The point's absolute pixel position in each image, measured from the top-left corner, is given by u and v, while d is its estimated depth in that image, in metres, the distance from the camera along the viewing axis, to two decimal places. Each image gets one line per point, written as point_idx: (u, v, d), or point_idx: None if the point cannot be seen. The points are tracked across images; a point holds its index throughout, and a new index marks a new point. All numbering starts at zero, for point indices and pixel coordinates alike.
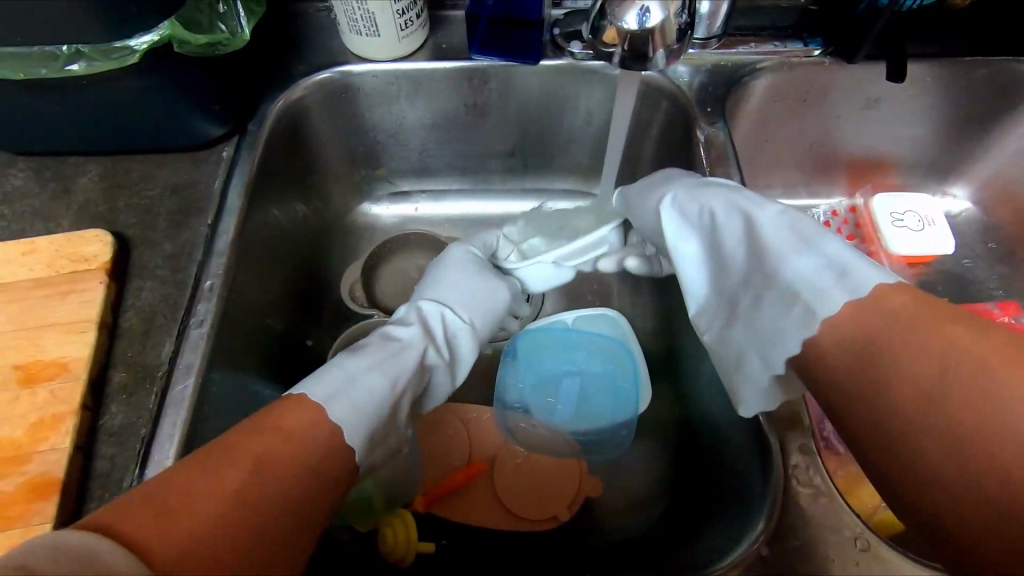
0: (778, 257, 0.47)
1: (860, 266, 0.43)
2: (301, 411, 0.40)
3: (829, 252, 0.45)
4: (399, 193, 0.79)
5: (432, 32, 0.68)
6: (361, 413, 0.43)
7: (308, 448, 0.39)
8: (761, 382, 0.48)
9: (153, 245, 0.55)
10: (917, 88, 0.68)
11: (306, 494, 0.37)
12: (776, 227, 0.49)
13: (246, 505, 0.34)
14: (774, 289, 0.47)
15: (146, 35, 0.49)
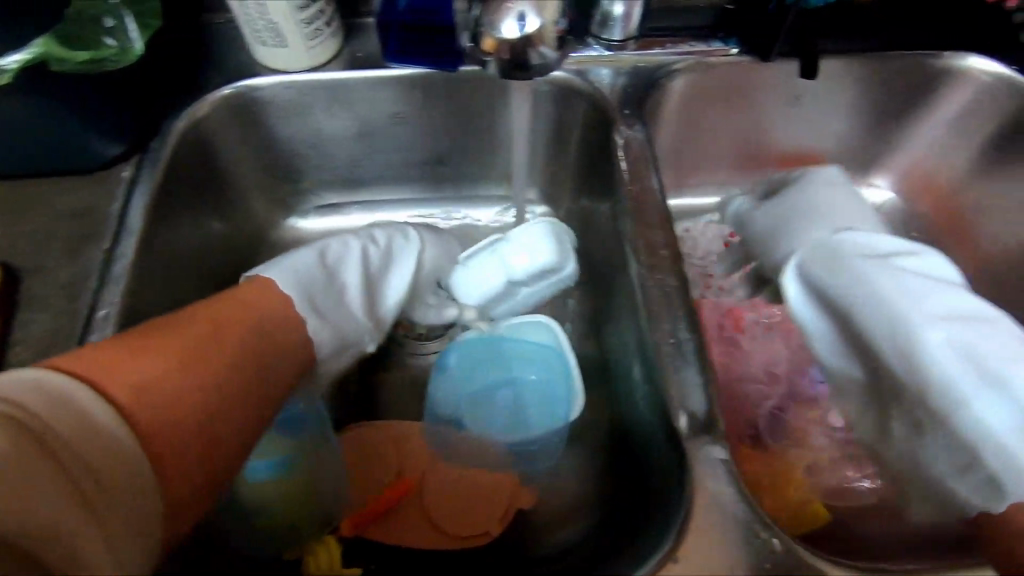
0: (966, 402, 0.50)
1: (1010, 365, 0.50)
2: (261, 293, 0.53)
3: (995, 353, 0.51)
4: (328, 206, 0.76)
5: (346, 40, 0.66)
6: (303, 290, 0.57)
7: (258, 325, 0.50)
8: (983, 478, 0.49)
9: (45, 274, 0.52)
10: (833, 84, 0.69)
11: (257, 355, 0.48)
12: (947, 354, 0.52)
13: (208, 372, 0.44)
14: (958, 421, 0.51)
15: (17, 53, 0.46)
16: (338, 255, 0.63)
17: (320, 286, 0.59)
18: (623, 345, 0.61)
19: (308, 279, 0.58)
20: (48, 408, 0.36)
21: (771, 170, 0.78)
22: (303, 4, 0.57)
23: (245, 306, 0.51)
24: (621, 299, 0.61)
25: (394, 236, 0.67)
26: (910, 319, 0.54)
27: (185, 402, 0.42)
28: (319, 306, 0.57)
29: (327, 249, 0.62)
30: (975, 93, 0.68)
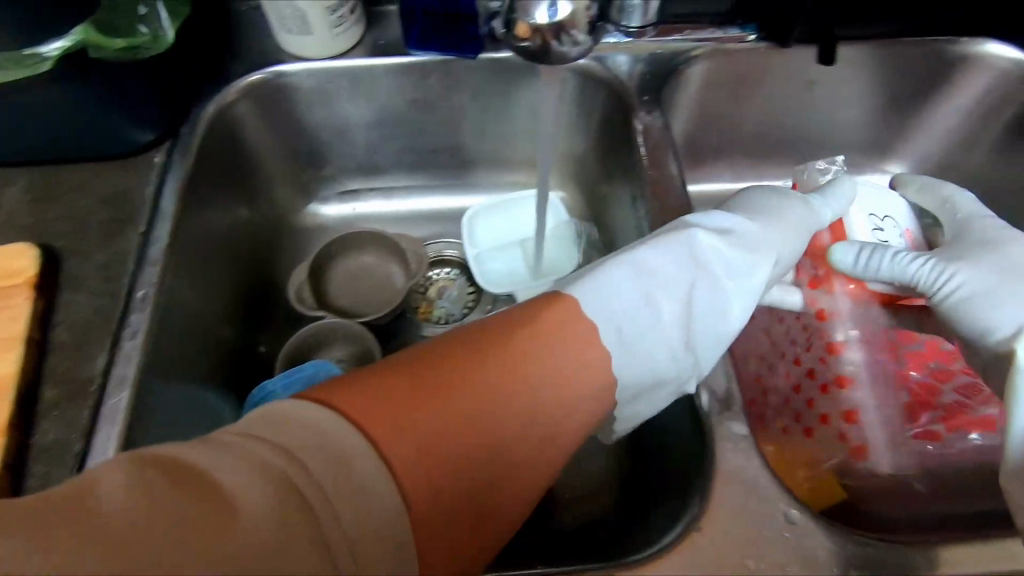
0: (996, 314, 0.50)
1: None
2: (560, 312, 0.43)
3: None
4: (349, 193, 0.78)
5: (369, 28, 0.67)
6: (613, 317, 0.45)
7: (581, 343, 0.42)
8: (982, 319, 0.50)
9: (85, 257, 0.54)
10: (850, 70, 0.69)
11: (555, 387, 0.39)
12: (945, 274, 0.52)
13: (489, 404, 0.35)
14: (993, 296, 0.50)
15: (58, 40, 0.48)
16: (660, 258, 0.50)
17: (634, 322, 0.46)
18: None
19: (634, 309, 0.47)
20: (295, 442, 0.28)
21: (788, 156, 0.79)
22: None
23: (565, 318, 0.43)
24: None
25: (800, 218, 0.56)
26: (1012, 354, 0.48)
27: (480, 434, 0.34)
28: (627, 338, 0.45)
29: (681, 226, 0.53)
30: (997, 80, 0.67)
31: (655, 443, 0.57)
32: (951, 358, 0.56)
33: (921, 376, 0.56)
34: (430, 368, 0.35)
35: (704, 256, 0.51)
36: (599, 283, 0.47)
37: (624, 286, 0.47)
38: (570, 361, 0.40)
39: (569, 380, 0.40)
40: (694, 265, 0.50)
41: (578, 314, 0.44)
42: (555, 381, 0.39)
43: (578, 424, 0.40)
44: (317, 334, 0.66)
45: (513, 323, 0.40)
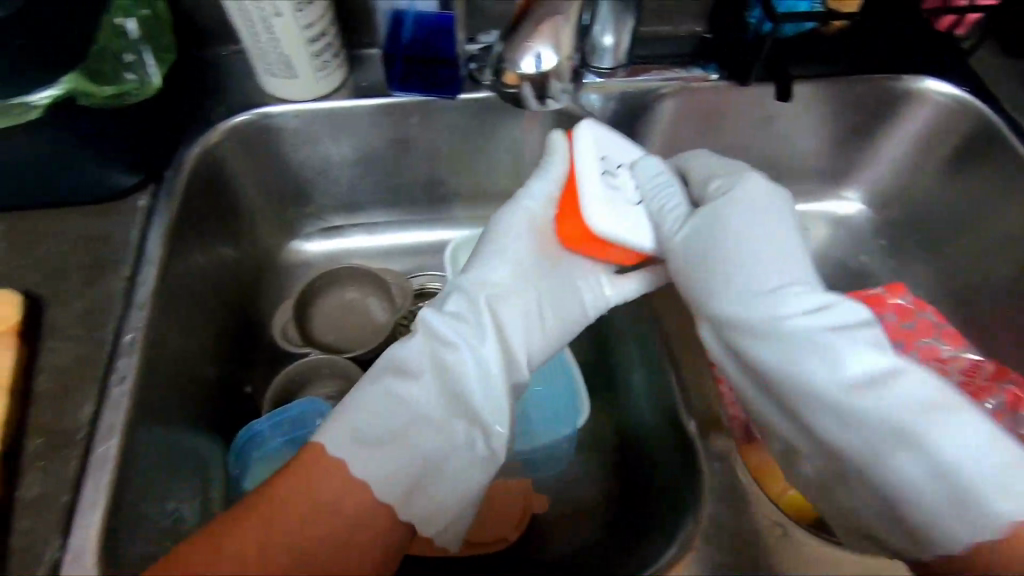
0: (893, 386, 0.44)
1: (975, 495, 0.40)
2: (314, 472, 0.44)
3: (947, 442, 0.40)
4: (332, 229, 0.78)
5: (351, 71, 0.69)
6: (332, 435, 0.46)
7: (317, 510, 0.43)
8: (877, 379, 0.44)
9: (67, 303, 0.53)
10: (805, 105, 0.74)
11: (336, 542, 0.43)
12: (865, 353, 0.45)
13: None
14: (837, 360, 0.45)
15: (46, 90, 0.49)
16: (397, 387, 0.49)
17: (401, 422, 0.48)
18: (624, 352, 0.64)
19: (386, 444, 0.46)
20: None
21: None
22: (313, 38, 0.60)
23: (315, 479, 0.44)
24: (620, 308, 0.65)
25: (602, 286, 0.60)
26: (819, 387, 0.45)
27: None
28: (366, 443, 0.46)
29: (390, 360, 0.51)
30: (935, 112, 0.73)
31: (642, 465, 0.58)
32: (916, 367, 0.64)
33: None
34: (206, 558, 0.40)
35: (436, 351, 0.52)
36: (324, 416, 0.47)
37: (348, 409, 0.48)
38: (329, 527, 0.43)
39: (342, 540, 0.43)
40: (390, 400, 0.49)
41: (329, 458, 0.44)
42: (329, 542, 0.42)
43: (371, 569, 0.44)
44: (304, 370, 0.66)
45: (291, 483, 0.43)
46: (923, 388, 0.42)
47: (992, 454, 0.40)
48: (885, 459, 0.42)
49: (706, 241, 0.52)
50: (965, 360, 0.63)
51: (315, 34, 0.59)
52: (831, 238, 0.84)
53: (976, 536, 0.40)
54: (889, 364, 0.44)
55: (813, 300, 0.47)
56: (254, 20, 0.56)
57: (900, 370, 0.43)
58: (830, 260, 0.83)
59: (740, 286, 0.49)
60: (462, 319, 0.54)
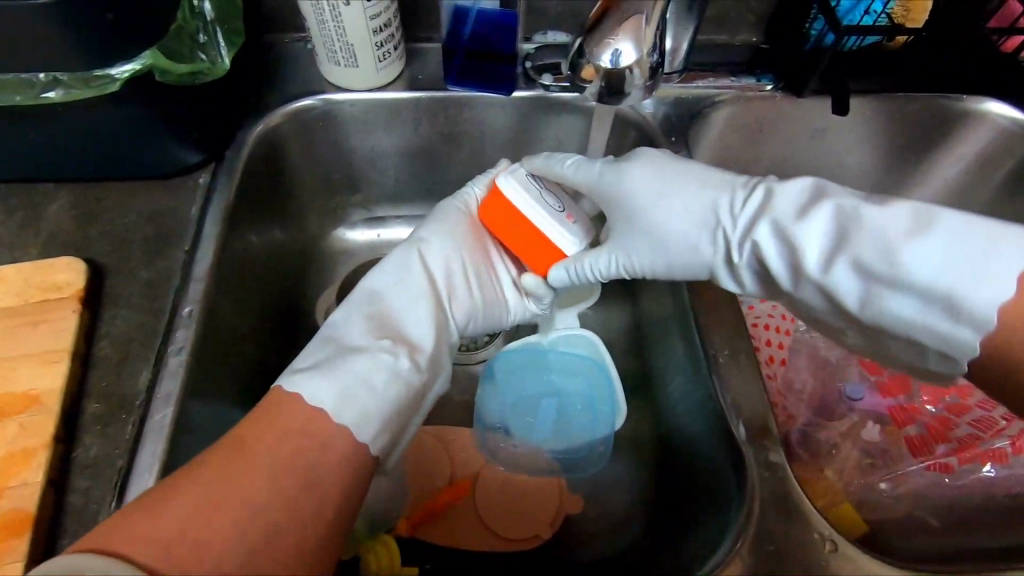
0: (886, 245, 0.43)
1: (970, 286, 0.39)
2: (295, 405, 0.44)
3: (917, 257, 0.41)
4: (376, 219, 0.79)
5: (409, 64, 0.70)
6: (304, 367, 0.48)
7: (301, 434, 0.42)
8: (832, 217, 0.46)
9: (129, 273, 0.55)
10: (859, 120, 0.73)
11: (297, 469, 0.41)
12: (868, 240, 0.43)
13: (203, 519, 0.37)
14: (856, 248, 0.44)
15: (128, 63, 0.49)
16: (341, 335, 0.53)
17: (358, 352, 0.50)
18: (666, 356, 0.63)
19: (332, 376, 0.47)
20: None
21: None
22: (378, 29, 0.61)
23: (290, 414, 0.44)
24: (665, 312, 0.64)
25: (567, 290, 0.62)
26: (790, 279, 0.47)
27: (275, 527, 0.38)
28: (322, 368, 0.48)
29: (345, 313, 0.55)
30: (994, 134, 0.72)
31: (682, 472, 0.58)
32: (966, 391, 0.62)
33: (938, 410, 0.62)
34: (161, 499, 0.37)
35: (388, 300, 0.57)
36: (305, 359, 0.50)
37: (316, 353, 0.51)
38: (293, 452, 0.41)
39: (303, 467, 0.41)
40: (337, 345, 0.52)
41: (290, 395, 0.45)
42: (291, 467, 0.41)
43: (342, 505, 0.42)
44: None
45: (252, 427, 0.42)
46: (885, 225, 0.44)
47: (957, 245, 0.41)
48: (875, 304, 0.43)
49: (642, 223, 0.55)
50: None
51: (379, 24, 0.60)
52: None
53: (999, 304, 0.39)
54: (837, 232, 0.45)
55: (754, 202, 0.50)
56: (323, 8, 0.57)
57: (855, 224, 0.45)
58: None
59: (660, 240, 0.54)
60: (394, 277, 0.58)
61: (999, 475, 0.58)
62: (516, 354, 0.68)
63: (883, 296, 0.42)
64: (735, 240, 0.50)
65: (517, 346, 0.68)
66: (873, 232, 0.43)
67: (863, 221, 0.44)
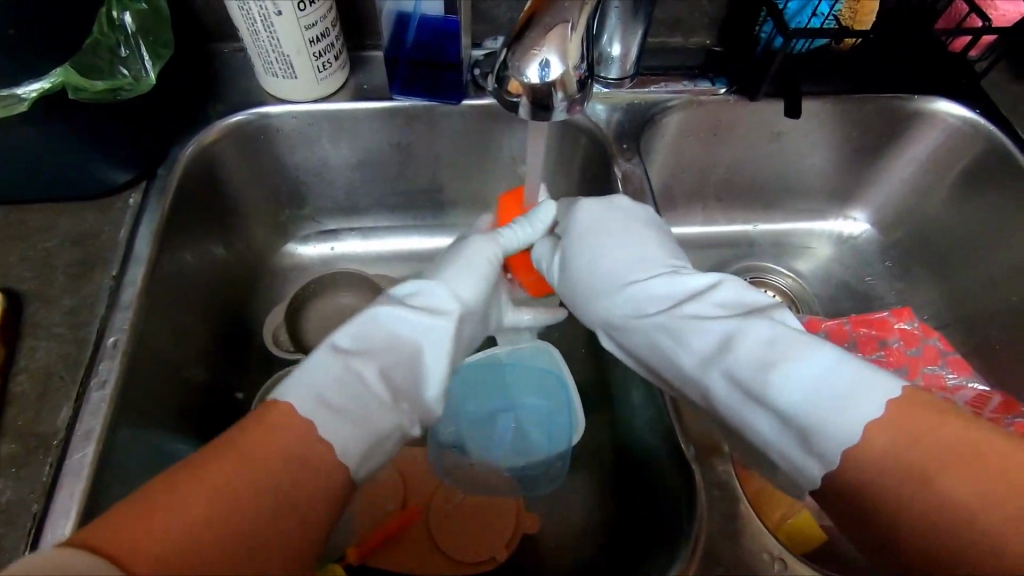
0: (762, 366, 0.45)
1: (828, 419, 0.41)
2: (290, 421, 0.42)
3: (788, 383, 0.43)
4: (328, 232, 0.77)
5: (353, 73, 0.68)
6: (314, 394, 0.45)
7: (296, 446, 0.41)
8: (722, 326, 0.48)
9: (51, 301, 0.52)
10: (813, 122, 0.73)
11: (288, 481, 0.39)
12: (746, 354, 0.46)
13: (204, 532, 0.35)
14: (730, 362, 0.46)
15: (36, 82, 0.47)
16: (359, 363, 0.49)
17: (357, 392, 0.47)
18: (622, 369, 0.62)
19: (344, 414, 0.45)
20: None
21: (756, 200, 0.82)
22: (315, 38, 0.58)
23: (289, 421, 0.42)
24: None
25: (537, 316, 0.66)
26: (679, 370, 0.50)
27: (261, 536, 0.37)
28: (332, 403, 0.45)
29: (345, 341, 0.50)
30: (946, 133, 0.72)
31: (637, 488, 0.57)
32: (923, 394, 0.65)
33: None
34: (153, 505, 0.35)
35: (409, 328, 0.53)
36: (311, 376, 0.46)
37: (320, 374, 0.47)
38: (289, 461, 0.40)
39: (294, 478, 0.40)
40: (350, 373, 0.48)
41: (297, 416, 0.43)
42: (284, 483, 0.39)
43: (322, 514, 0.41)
44: None
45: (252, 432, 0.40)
46: (775, 338, 0.46)
47: (824, 380, 0.42)
48: (744, 416, 0.46)
49: (575, 279, 0.57)
50: (972, 392, 0.65)
51: (316, 33, 0.58)
52: (836, 257, 0.83)
53: (847, 445, 0.40)
54: (726, 336, 0.48)
55: (667, 287, 0.53)
56: (254, 18, 0.54)
57: (742, 332, 0.47)
58: (835, 280, 0.82)
59: (591, 302, 0.57)
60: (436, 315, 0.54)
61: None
62: (473, 369, 0.66)
63: (750, 405, 0.45)
64: (656, 306, 0.53)
65: (475, 360, 0.66)
66: (764, 350, 0.45)
67: (747, 328, 0.47)
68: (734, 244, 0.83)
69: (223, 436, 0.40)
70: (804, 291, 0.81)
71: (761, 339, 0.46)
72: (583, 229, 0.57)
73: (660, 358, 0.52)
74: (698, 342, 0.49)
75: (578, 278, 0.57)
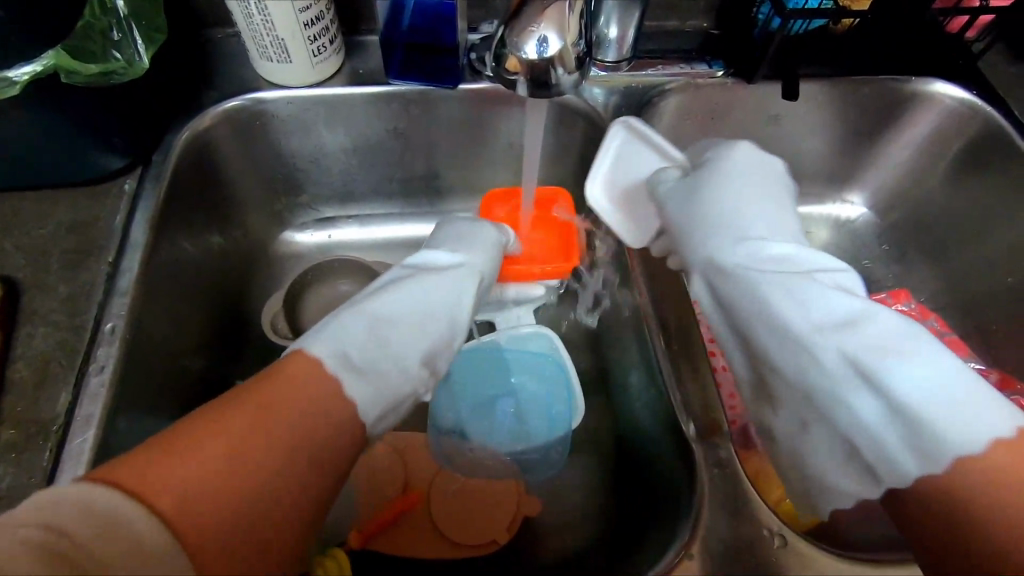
0: (884, 353, 0.42)
1: (951, 419, 0.38)
2: (307, 365, 0.42)
3: (907, 374, 0.41)
4: (325, 219, 0.77)
5: (349, 58, 0.67)
6: (338, 347, 0.45)
7: (313, 398, 0.40)
8: (853, 304, 0.46)
9: (47, 288, 0.52)
10: (811, 105, 0.73)
11: (307, 430, 0.38)
12: (864, 339, 0.43)
13: (225, 473, 0.34)
14: (851, 338, 0.44)
15: (27, 65, 0.46)
16: (375, 320, 0.50)
17: (372, 348, 0.47)
18: (622, 353, 0.62)
19: (362, 369, 0.45)
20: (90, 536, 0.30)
21: None
22: (309, 22, 0.58)
23: (308, 371, 0.42)
24: (622, 309, 0.63)
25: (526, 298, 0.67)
26: (789, 331, 0.47)
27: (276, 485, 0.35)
28: (353, 360, 0.45)
29: (359, 302, 0.51)
30: (943, 115, 0.72)
31: (637, 470, 0.57)
32: None
33: None
34: (171, 447, 0.34)
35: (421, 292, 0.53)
36: (330, 329, 0.47)
37: (340, 329, 0.47)
38: (306, 409, 0.39)
39: (312, 427, 0.38)
40: (370, 330, 0.49)
41: (315, 368, 0.42)
42: (301, 428, 0.38)
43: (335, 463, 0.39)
44: None
45: (268, 384, 0.39)
46: (899, 329, 0.43)
47: (951, 383, 0.40)
48: (846, 399, 0.43)
49: (693, 210, 0.55)
50: (969, 370, 0.65)
51: (311, 17, 0.57)
52: (833, 241, 0.83)
53: (969, 453, 0.37)
54: (855, 313, 0.45)
55: (791, 253, 0.51)
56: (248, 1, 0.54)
57: (871, 316, 0.44)
58: None
59: (702, 237, 0.54)
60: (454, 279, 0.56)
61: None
62: (473, 355, 0.66)
63: (862, 382, 0.43)
64: (767, 266, 0.50)
65: (474, 346, 0.66)
66: (892, 333, 0.43)
67: (879, 313, 0.44)
68: None
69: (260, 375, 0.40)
70: None
71: (887, 325, 0.44)
72: (723, 169, 0.56)
73: (762, 316, 0.49)
74: (812, 309, 0.47)
75: (702, 206, 0.54)
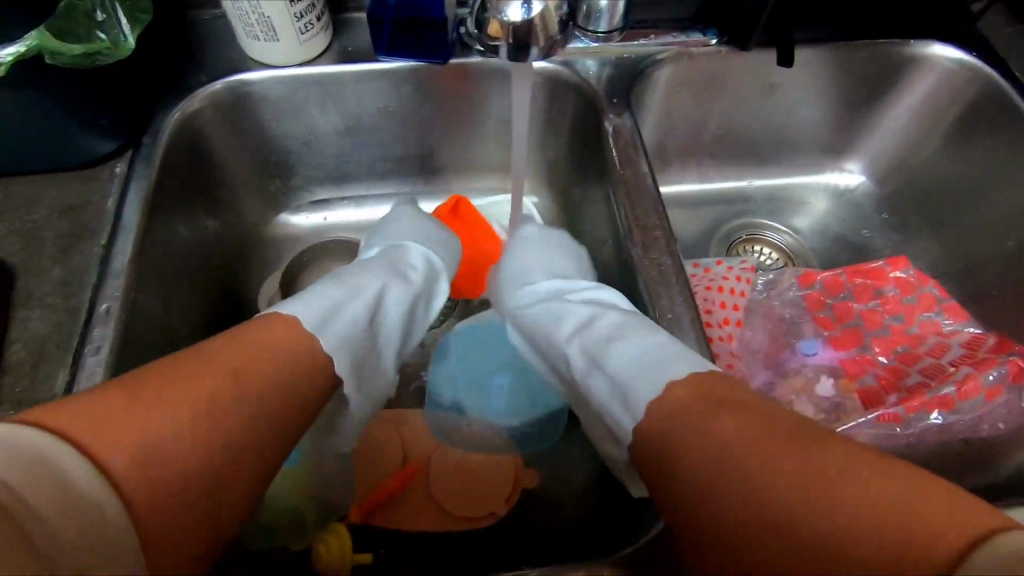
0: (609, 339, 0.51)
1: (646, 380, 0.45)
2: (290, 331, 0.44)
3: (628, 349, 0.48)
4: (320, 202, 0.77)
5: (337, 36, 0.67)
6: (343, 343, 0.47)
7: (272, 363, 0.41)
8: (605, 314, 0.54)
9: (42, 272, 0.52)
10: (806, 71, 0.72)
11: (260, 395, 0.39)
12: (603, 338, 0.51)
13: (177, 436, 0.35)
14: (610, 347, 0.50)
15: (10, 46, 0.46)
16: (366, 303, 0.53)
17: (364, 337, 0.51)
18: None
19: (357, 352, 0.49)
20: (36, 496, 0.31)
21: (750, 156, 0.81)
22: None
23: (269, 335, 0.43)
24: (616, 281, 0.63)
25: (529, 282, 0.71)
26: (556, 341, 0.56)
27: (228, 449, 0.37)
28: (358, 359, 0.49)
29: (353, 282, 0.54)
30: (942, 78, 0.71)
31: None
32: (916, 341, 0.66)
33: (889, 360, 0.65)
34: (127, 405, 0.35)
35: (397, 283, 0.58)
36: (323, 302, 0.49)
37: (342, 308, 0.50)
38: (261, 372, 0.40)
39: (265, 391, 0.40)
40: (366, 319, 0.52)
41: (300, 333, 0.45)
42: (255, 393, 0.39)
43: (287, 424, 0.41)
44: None
45: (223, 349, 0.40)
46: (630, 323, 0.51)
47: (651, 360, 0.46)
48: (586, 386, 0.51)
49: (513, 275, 0.65)
50: (967, 335, 0.64)
51: None
52: (833, 211, 0.82)
53: (665, 394, 0.43)
54: (612, 332, 0.51)
55: (559, 287, 0.61)
56: None
57: (598, 316, 0.54)
58: (832, 235, 0.81)
59: (515, 284, 0.64)
60: (434, 279, 0.64)
61: (946, 422, 0.58)
62: (469, 332, 0.67)
63: (597, 375, 0.50)
64: (573, 293, 0.60)
65: (470, 324, 0.67)
66: (614, 334, 0.51)
67: (615, 312, 0.53)
68: (730, 201, 0.83)
69: (214, 338, 0.42)
70: (800, 247, 0.80)
71: (620, 325, 0.51)
72: (518, 237, 0.68)
73: (552, 337, 0.57)
74: (596, 323, 0.53)
75: (503, 266, 0.67)
